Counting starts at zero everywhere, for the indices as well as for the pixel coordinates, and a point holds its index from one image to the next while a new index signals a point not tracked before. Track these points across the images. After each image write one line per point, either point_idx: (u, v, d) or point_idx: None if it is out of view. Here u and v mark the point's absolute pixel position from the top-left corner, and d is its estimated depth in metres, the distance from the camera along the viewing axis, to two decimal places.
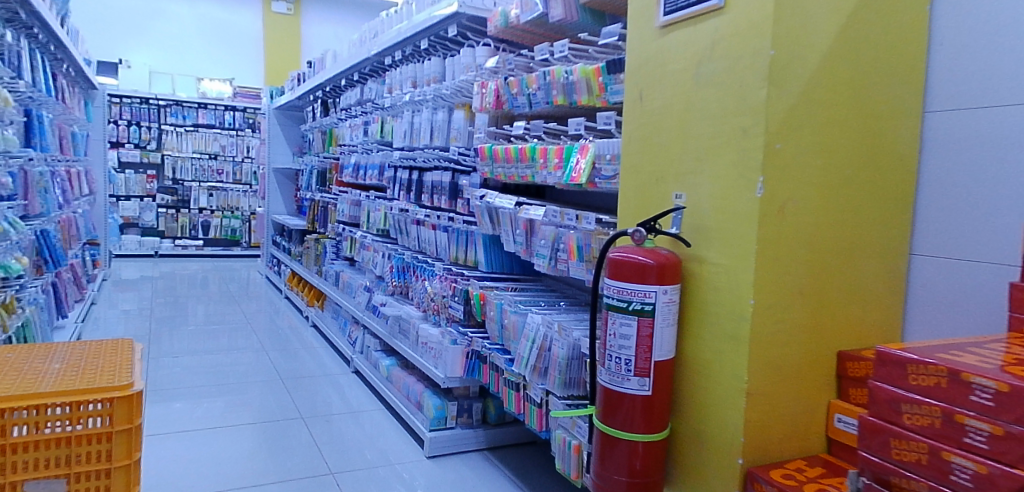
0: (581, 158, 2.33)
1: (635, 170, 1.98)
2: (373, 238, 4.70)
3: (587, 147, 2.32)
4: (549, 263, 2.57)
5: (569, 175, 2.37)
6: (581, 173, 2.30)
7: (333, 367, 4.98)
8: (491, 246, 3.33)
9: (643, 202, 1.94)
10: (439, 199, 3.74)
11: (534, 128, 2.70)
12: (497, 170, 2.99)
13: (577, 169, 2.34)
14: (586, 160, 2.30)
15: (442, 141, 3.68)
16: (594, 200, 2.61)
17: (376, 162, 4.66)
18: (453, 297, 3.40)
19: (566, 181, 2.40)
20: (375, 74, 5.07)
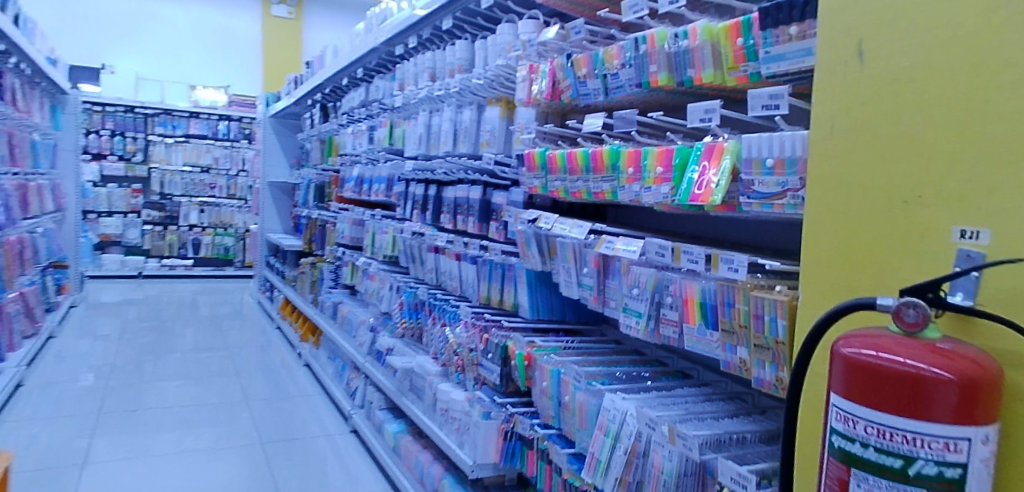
0: (712, 166, 1.48)
1: (842, 185, 1.13)
2: (378, 265, 3.82)
3: (724, 148, 1.46)
4: (646, 325, 1.67)
5: (690, 194, 1.51)
6: (714, 189, 1.44)
7: (328, 422, 4.10)
8: (539, 287, 2.45)
9: (865, 243, 1.09)
10: (465, 220, 2.88)
11: (618, 121, 1.83)
12: (553, 185, 2.12)
13: (704, 183, 1.48)
14: (725, 167, 1.43)
15: (470, 148, 2.83)
16: (723, 229, 1.77)
17: (383, 175, 3.80)
18: (485, 353, 2.51)
19: (683, 201, 1.53)
20: (383, 70, 4.22)
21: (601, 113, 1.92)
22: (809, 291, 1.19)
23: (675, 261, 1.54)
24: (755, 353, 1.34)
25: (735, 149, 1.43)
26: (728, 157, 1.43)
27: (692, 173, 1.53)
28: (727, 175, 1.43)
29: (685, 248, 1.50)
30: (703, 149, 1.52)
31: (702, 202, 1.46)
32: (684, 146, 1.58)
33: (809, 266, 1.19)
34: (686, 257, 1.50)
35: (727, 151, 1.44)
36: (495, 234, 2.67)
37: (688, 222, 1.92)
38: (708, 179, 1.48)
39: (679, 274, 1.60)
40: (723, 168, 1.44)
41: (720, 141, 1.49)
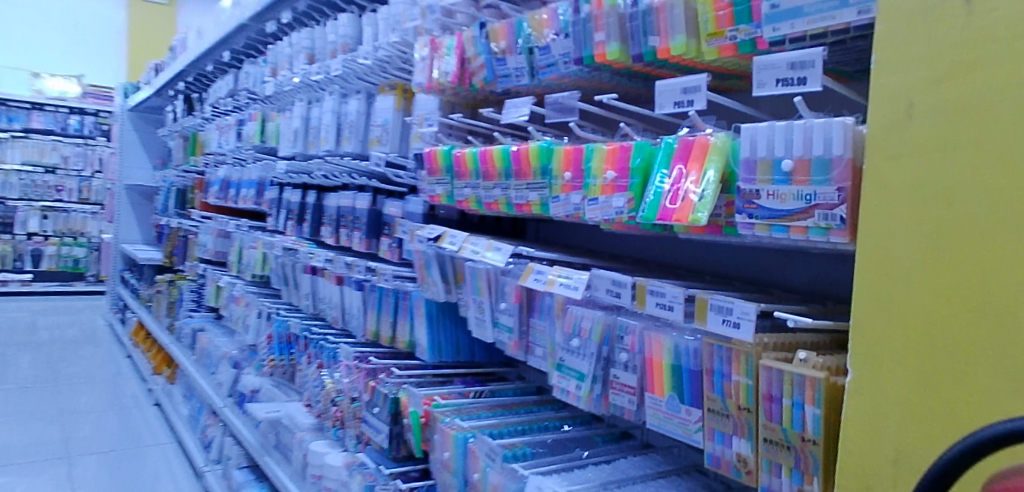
0: (689, 171, 1.04)
1: (923, 196, 0.71)
2: (244, 288, 3.16)
3: (706, 146, 1.03)
4: (590, 391, 1.20)
5: (657, 209, 1.06)
6: (697, 204, 1.00)
7: (178, 476, 3.37)
8: (441, 323, 1.93)
9: (968, 294, 0.66)
10: (349, 235, 2.32)
11: (550, 109, 1.36)
12: (462, 194, 1.62)
13: (680, 195, 1.03)
14: (710, 174, 1.01)
15: (356, 146, 2.29)
16: (723, 263, 1.40)
17: (253, 179, 3.16)
18: (370, 406, 1.96)
19: (646, 219, 1.08)
20: (253, 55, 3.58)
21: (527, 99, 1.44)
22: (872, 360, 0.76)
23: (637, 305, 1.08)
24: (766, 450, 0.89)
25: (724, 149, 1.01)
26: (715, 160, 1.01)
27: (658, 179, 1.09)
28: (713, 185, 1.00)
29: (652, 286, 1.04)
30: (674, 147, 1.09)
31: (678, 222, 1.02)
32: (645, 141, 1.14)
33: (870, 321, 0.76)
34: (654, 299, 1.04)
35: (712, 151, 1.02)
36: (387, 253, 2.13)
37: (671, 248, 1.53)
38: (687, 188, 1.03)
39: (638, 321, 1.15)
40: (707, 174, 1.01)
41: (699, 135, 1.06)
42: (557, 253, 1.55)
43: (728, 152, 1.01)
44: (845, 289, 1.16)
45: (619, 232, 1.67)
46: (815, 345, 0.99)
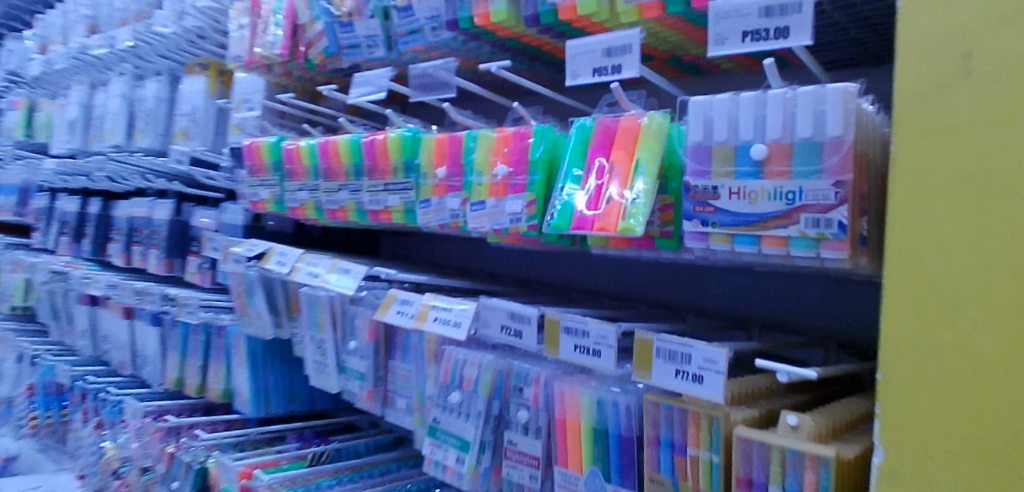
0: (613, 163, 0.77)
1: (969, 188, 0.50)
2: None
3: (635, 130, 0.77)
4: (475, 464, 0.88)
5: (570, 216, 0.78)
6: (631, 208, 0.73)
7: None
8: (266, 365, 1.51)
9: None
10: (143, 255, 1.82)
11: (415, 87, 1.04)
12: (294, 200, 1.24)
13: (603, 196, 0.76)
14: (645, 167, 0.75)
15: (152, 140, 1.80)
16: (631, 284, 1.20)
17: (13, 184, 2.47)
18: (168, 480, 1.48)
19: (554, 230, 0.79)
20: (17, 30, 2.86)
21: (384, 72, 1.10)
22: (894, 414, 0.55)
23: (547, 346, 0.78)
24: None
25: (659, 135, 0.75)
26: (647, 149, 0.75)
27: (570, 176, 0.81)
28: (649, 183, 0.74)
29: (568, 321, 0.75)
30: (588, 132, 0.81)
31: (603, 233, 0.74)
32: (546, 126, 0.86)
33: (886, 361, 0.55)
34: (571, 339, 0.75)
35: (643, 136, 0.76)
36: (194, 277, 1.67)
37: (563, 264, 1.30)
38: (612, 187, 0.76)
39: (543, 367, 0.86)
40: (639, 168, 0.75)
41: (622, 117, 0.79)
42: (431, 274, 1.24)
43: (664, 139, 0.75)
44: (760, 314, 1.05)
45: (499, 247, 1.40)
46: (772, 391, 0.77)
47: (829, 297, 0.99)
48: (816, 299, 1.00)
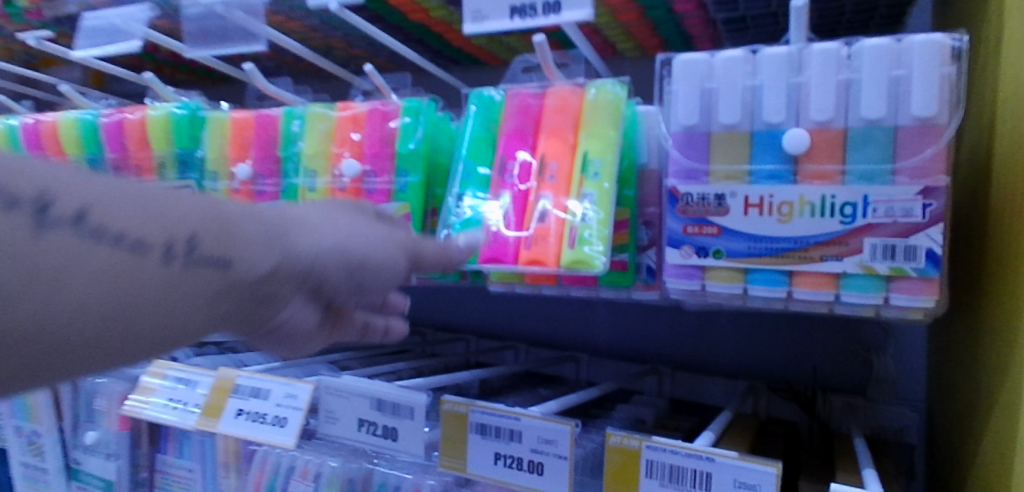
0: (543, 158, 0.50)
1: None
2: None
3: (572, 110, 0.51)
4: None
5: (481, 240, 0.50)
6: (580, 229, 0.47)
7: None
8: None
9: None
10: None
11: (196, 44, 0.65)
12: None
13: (533, 210, 0.49)
14: (598, 165, 0.48)
15: None
16: (501, 321, 0.96)
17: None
18: None
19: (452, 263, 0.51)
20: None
21: (137, 10, 0.65)
22: None
23: (445, 456, 0.47)
24: None
25: (615, 116, 0.49)
26: (598, 137, 0.49)
27: (474, 180, 0.53)
28: (607, 189, 0.48)
29: (484, 417, 0.45)
30: (497, 114, 0.54)
31: (538, 270, 0.48)
32: (421, 101, 0.56)
33: None
34: (490, 446, 0.45)
35: (589, 118, 0.50)
36: None
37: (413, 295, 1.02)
38: (547, 194, 0.49)
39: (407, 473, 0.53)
40: (589, 166, 0.49)
41: (547, 90, 0.53)
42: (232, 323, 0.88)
43: (622, 122, 0.50)
44: (655, 351, 0.86)
45: None
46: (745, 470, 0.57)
47: (742, 323, 0.81)
48: (731, 325, 0.82)
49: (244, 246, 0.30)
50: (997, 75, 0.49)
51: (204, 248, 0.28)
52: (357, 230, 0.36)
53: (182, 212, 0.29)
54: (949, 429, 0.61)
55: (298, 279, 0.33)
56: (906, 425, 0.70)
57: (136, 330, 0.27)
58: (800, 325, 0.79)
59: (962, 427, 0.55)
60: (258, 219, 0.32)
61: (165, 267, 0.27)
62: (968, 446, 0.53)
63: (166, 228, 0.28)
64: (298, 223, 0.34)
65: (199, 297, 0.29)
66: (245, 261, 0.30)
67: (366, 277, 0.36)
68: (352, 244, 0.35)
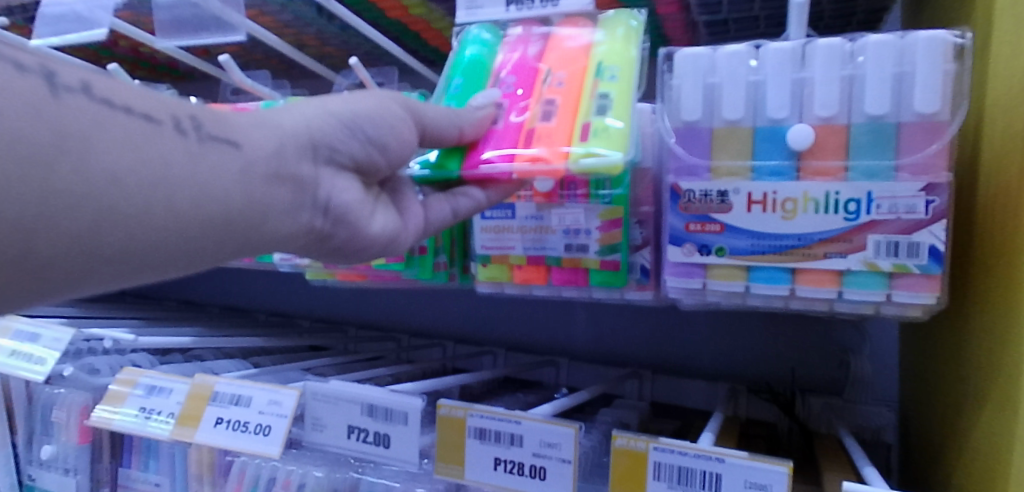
0: (551, 70, 0.49)
1: None
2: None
3: (586, 33, 0.50)
4: None
5: (463, 156, 0.47)
6: (599, 124, 0.44)
7: None
8: None
9: None
10: None
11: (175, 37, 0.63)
12: None
13: (536, 112, 0.47)
14: (614, 67, 0.47)
15: None
16: (476, 325, 0.94)
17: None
18: None
19: (427, 171, 0.48)
20: None
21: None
22: None
23: (440, 462, 0.45)
24: None
25: (633, 33, 0.48)
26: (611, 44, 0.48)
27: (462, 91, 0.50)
28: (626, 87, 0.46)
29: (483, 421, 0.44)
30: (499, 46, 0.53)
31: (543, 170, 0.43)
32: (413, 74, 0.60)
33: None
34: (489, 451, 0.44)
35: (603, 35, 0.49)
36: None
37: (385, 301, 1.01)
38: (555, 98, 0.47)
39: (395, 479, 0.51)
40: (605, 69, 0.47)
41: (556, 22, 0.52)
42: (197, 327, 0.85)
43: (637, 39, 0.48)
44: (631, 354, 0.85)
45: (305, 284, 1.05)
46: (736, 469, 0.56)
47: (723, 317, 0.80)
48: (710, 321, 0.80)
49: (244, 131, 0.38)
50: (982, 79, 0.49)
51: (210, 127, 0.37)
52: (300, 112, 0.42)
53: (181, 102, 0.37)
54: (926, 430, 0.61)
55: (301, 145, 0.41)
56: (884, 425, 0.69)
57: (192, 187, 0.35)
58: (779, 324, 0.77)
59: (941, 422, 0.56)
60: (239, 114, 0.39)
61: (184, 138, 0.35)
62: (951, 442, 0.52)
63: (167, 109, 0.36)
64: (279, 112, 0.42)
65: (229, 167, 0.37)
66: (249, 140, 0.38)
67: (367, 129, 0.44)
68: (334, 107, 0.43)
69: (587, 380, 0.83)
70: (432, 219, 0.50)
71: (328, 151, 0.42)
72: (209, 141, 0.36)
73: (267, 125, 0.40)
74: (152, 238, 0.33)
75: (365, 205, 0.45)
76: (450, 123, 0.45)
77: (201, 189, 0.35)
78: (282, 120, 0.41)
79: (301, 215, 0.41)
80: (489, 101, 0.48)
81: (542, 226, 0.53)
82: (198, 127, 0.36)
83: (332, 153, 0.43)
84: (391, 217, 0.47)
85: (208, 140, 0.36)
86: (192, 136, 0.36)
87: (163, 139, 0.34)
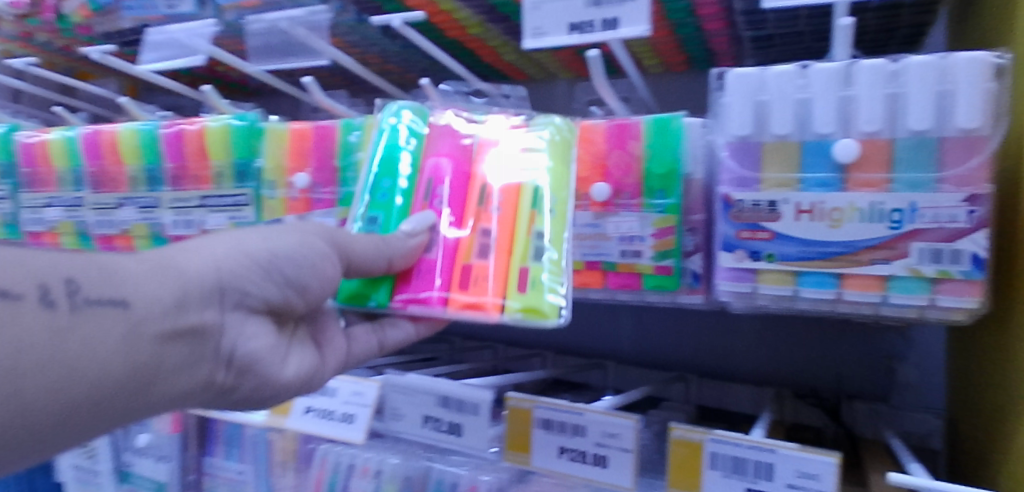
0: (484, 198, 0.51)
1: None
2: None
3: (512, 152, 0.51)
4: None
5: (393, 284, 0.50)
6: (535, 271, 0.47)
7: None
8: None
9: None
10: None
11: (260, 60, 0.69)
12: (36, 220, 0.79)
13: (473, 246, 0.49)
14: (553, 197, 0.48)
15: None
16: (526, 329, 0.98)
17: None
18: None
19: (348, 301, 0.51)
20: None
21: (201, 26, 0.68)
22: None
23: (510, 451, 0.49)
24: None
25: (565, 150, 0.50)
26: (552, 168, 0.49)
27: (390, 211, 0.53)
28: (561, 221, 0.48)
29: (548, 413, 0.47)
30: (423, 158, 0.54)
31: (476, 316, 0.47)
32: (350, 144, 0.64)
33: None
34: (554, 440, 0.48)
35: (529, 159, 0.50)
36: None
37: None
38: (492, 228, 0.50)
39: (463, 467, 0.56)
40: (545, 198, 0.48)
41: (481, 131, 0.54)
42: None
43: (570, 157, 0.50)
44: (677, 359, 0.88)
45: None
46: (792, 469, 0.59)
47: (766, 325, 0.82)
48: (755, 328, 0.83)
49: (135, 289, 0.41)
50: None
51: (89, 290, 0.40)
52: (198, 256, 0.45)
53: (65, 266, 0.40)
54: (972, 437, 0.63)
55: (197, 295, 0.43)
56: (930, 431, 0.71)
57: (67, 362, 0.38)
58: (823, 331, 0.79)
59: (985, 427, 0.58)
60: (134, 267, 0.42)
61: (52, 309, 0.38)
62: (994, 444, 0.55)
63: (40, 278, 0.39)
64: (184, 254, 0.45)
65: (116, 329, 0.40)
66: (142, 298, 0.41)
67: (285, 269, 0.47)
68: (250, 250, 0.46)
69: (633, 383, 0.86)
70: (352, 349, 0.54)
71: (237, 294, 0.46)
72: (91, 306, 0.39)
73: (165, 275, 0.43)
74: (14, 412, 0.36)
75: (279, 346, 0.49)
76: (377, 257, 0.47)
77: (76, 361, 0.38)
78: (182, 266, 0.44)
79: (202, 369, 0.44)
80: (420, 227, 0.50)
81: (599, 233, 0.57)
82: (73, 293, 0.39)
83: (242, 296, 0.46)
84: (307, 357, 0.51)
85: (88, 304, 0.39)
86: (64, 307, 0.39)
87: (26, 314, 0.37)
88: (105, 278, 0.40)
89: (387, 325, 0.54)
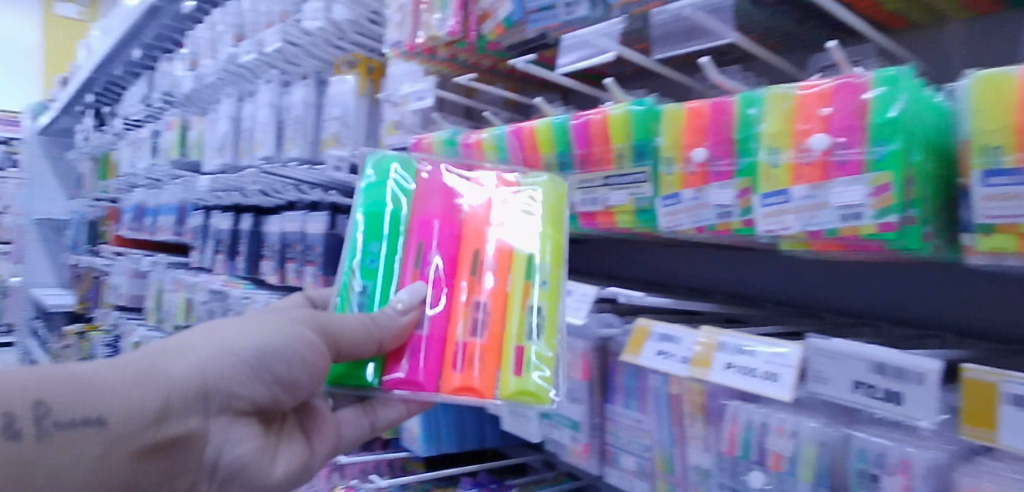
0: (484, 277, 0.69)
1: None
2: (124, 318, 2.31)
3: (506, 255, 0.70)
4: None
5: (383, 360, 0.67)
6: (530, 354, 0.66)
7: None
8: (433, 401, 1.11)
9: None
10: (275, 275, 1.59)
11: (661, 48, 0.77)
12: None
13: (469, 323, 0.68)
14: (548, 279, 0.69)
15: (286, 148, 1.60)
16: (916, 304, 0.86)
17: (137, 202, 2.41)
18: None
19: (336, 380, 0.69)
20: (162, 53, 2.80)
21: (610, 25, 0.79)
22: None
23: (967, 426, 0.49)
24: None
25: (556, 237, 0.70)
26: (545, 238, 0.70)
27: (377, 280, 0.70)
28: (550, 297, 0.69)
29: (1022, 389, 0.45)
30: (411, 234, 0.72)
31: (478, 396, 0.65)
32: (381, 203, 0.73)
33: None
34: None
35: (517, 265, 0.69)
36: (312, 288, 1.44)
37: None
38: (483, 303, 0.68)
39: (890, 437, 0.54)
40: (542, 280, 0.69)
41: (472, 216, 0.72)
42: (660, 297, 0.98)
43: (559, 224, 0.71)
44: None
45: (722, 250, 1.07)
46: None
47: None
48: None
49: (115, 408, 0.54)
50: None
51: (59, 413, 0.51)
52: (183, 365, 0.59)
53: (51, 387, 0.52)
54: None
55: (180, 404, 0.57)
56: None
57: (48, 469, 0.52)
58: None
59: None
60: (119, 381, 0.55)
61: (20, 437, 0.50)
62: None
63: (22, 402, 0.50)
64: (174, 360, 0.59)
65: (93, 444, 0.53)
66: (117, 415, 0.54)
67: (273, 367, 0.62)
68: (240, 355, 0.61)
69: None
70: (344, 432, 0.77)
71: (227, 397, 0.61)
72: (64, 428, 0.52)
73: (157, 381, 0.57)
74: None
75: (255, 440, 0.65)
76: (371, 343, 0.64)
77: (52, 472, 0.52)
78: (169, 375, 0.57)
79: (195, 469, 0.61)
80: (413, 296, 0.67)
81: None
82: (44, 417, 0.51)
83: (229, 398, 0.61)
84: (293, 457, 0.69)
85: (61, 427, 0.51)
86: (30, 435, 0.50)
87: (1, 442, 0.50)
88: (78, 400, 0.53)
89: (380, 408, 0.79)
